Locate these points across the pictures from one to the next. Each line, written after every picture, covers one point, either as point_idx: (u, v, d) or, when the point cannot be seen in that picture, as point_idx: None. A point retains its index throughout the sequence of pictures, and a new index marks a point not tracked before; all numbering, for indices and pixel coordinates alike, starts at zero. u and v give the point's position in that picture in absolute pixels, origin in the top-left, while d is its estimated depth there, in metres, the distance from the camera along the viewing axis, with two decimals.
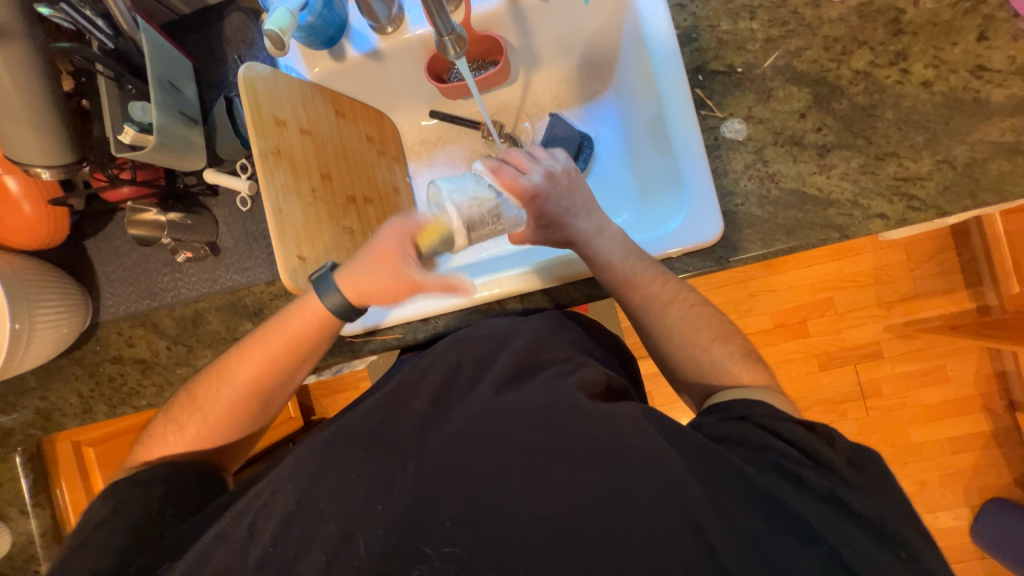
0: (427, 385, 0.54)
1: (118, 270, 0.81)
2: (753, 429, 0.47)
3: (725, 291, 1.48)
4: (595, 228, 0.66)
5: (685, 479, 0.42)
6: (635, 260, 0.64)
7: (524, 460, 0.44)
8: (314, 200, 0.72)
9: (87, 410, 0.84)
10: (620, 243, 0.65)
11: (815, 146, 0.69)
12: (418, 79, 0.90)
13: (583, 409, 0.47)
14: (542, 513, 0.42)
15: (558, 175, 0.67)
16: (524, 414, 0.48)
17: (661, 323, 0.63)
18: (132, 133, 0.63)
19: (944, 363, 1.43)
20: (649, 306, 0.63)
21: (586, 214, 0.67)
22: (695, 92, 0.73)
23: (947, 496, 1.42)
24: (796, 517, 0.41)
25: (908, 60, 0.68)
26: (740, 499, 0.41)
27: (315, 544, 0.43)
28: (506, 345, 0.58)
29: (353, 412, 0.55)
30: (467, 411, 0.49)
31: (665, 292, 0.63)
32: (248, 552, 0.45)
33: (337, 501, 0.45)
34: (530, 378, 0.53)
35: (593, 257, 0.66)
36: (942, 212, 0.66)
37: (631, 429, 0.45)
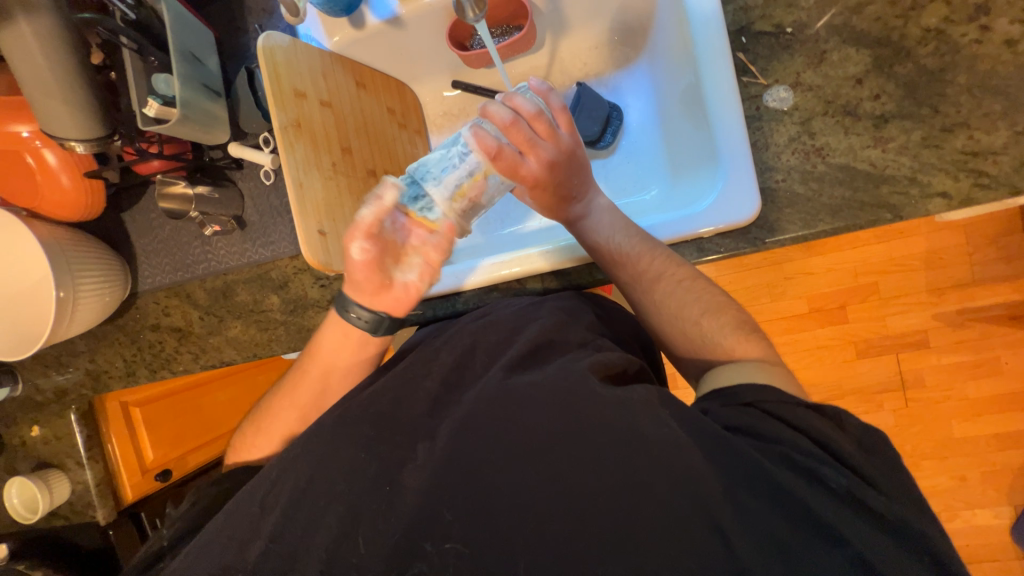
0: (440, 366, 0.54)
1: (152, 242, 0.84)
2: (763, 415, 0.45)
3: (759, 273, 1.40)
4: (584, 205, 0.65)
5: (696, 468, 0.40)
6: (621, 236, 0.62)
7: (533, 443, 0.44)
8: (334, 173, 0.71)
9: (130, 373, 0.90)
10: (607, 221, 0.64)
11: (870, 117, 0.63)
12: (439, 47, 0.87)
13: (601, 397, 0.45)
14: (551, 502, 0.41)
15: (561, 164, 0.59)
16: (536, 401, 0.46)
17: (657, 307, 0.60)
18: (156, 106, 0.62)
19: (1000, 354, 1.32)
20: (635, 284, 0.61)
21: (580, 191, 0.63)
22: (737, 57, 0.67)
23: (989, 493, 1.34)
24: (817, 520, 0.38)
25: (990, 15, 0.60)
26: (762, 499, 0.39)
27: (323, 522, 0.44)
28: (522, 328, 0.56)
29: (367, 385, 0.55)
30: (478, 395, 0.49)
31: (652, 269, 0.60)
32: (262, 521, 0.46)
33: (346, 478, 0.46)
34: (546, 363, 0.52)
35: (581, 236, 0.65)
36: (1016, 190, 0.59)
37: (649, 421, 0.44)
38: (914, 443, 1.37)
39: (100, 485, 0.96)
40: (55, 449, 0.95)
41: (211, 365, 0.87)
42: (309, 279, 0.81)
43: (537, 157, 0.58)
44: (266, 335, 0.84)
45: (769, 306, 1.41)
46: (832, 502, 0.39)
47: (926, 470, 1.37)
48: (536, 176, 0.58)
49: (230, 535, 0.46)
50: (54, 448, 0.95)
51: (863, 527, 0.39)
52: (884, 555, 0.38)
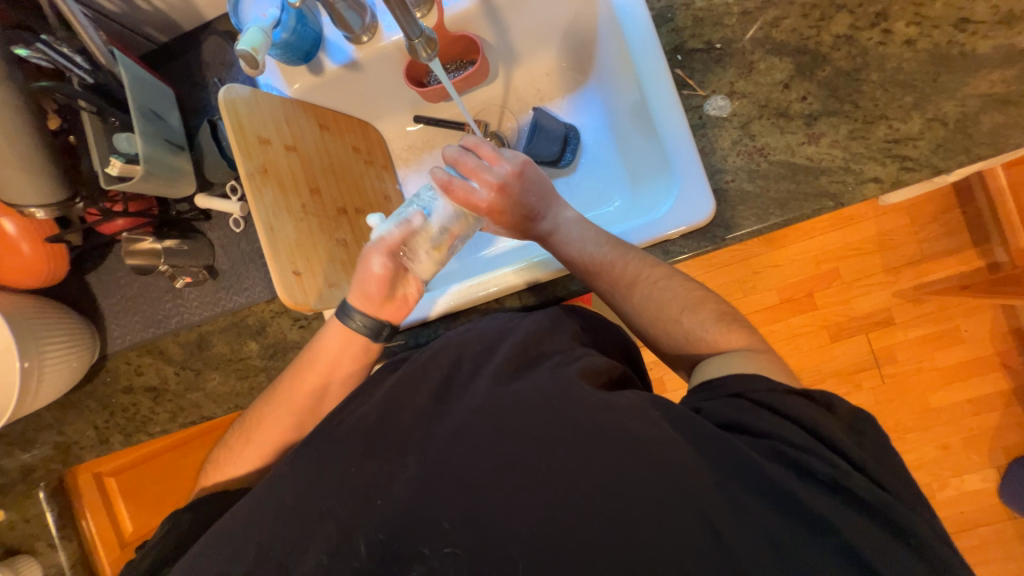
0: (427, 380, 0.53)
1: (120, 301, 0.83)
2: (751, 406, 0.46)
3: (728, 271, 1.46)
4: (550, 220, 0.67)
5: (685, 463, 0.42)
6: (591, 245, 0.64)
7: (528, 457, 0.44)
8: (305, 214, 0.72)
9: (103, 441, 0.86)
10: (579, 231, 0.66)
11: (801, 116, 0.68)
12: (398, 86, 0.90)
13: (585, 401, 0.46)
14: (549, 511, 0.41)
15: (512, 181, 0.64)
16: (524, 406, 0.47)
17: (652, 308, 0.61)
18: (119, 165, 0.63)
19: (957, 323, 1.41)
20: (615, 290, 0.62)
21: (540, 208, 0.67)
22: (676, 73, 0.73)
23: (972, 458, 1.40)
24: (802, 492, 0.40)
25: (889, 20, 0.67)
26: (750, 484, 0.41)
27: (315, 547, 0.44)
28: (504, 338, 0.56)
29: (351, 406, 0.55)
30: (469, 406, 0.49)
31: (629, 273, 0.62)
32: (257, 568, 0.45)
33: (343, 510, 0.45)
34: (531, 371, 0.52)
35: (555, 250, 0.67)
36: (937, 170, 0.65)
37: (633, 420, 0.45)
38: (894, 417, 1.43)
39: (76, 564, 0.94)
40: (22, 534, 0.90)
41: (190, 422, 0.84)
42: (288, 321, 0.81)
43: (482, 180, 0.64)
44: (246, 383, 0.82)
45: (741, 302, 1.47)
46: (813, 475, 0.41)
47: (911, 443, 1.42)
48: (491, 200, 0.63)
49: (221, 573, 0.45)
50: (20, 532, 0.89)
51: (839, 492, 0.41)
52: (866, 518, 0.40)
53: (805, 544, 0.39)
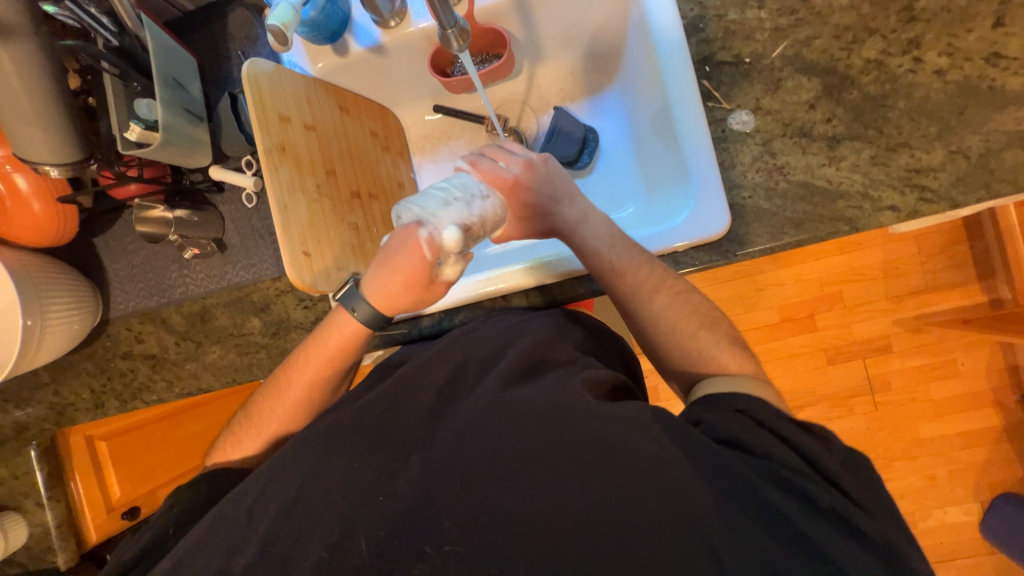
0: (431, 378, 0.53)
1: (126, 267, 0.82)
2: (752, 423, 0.47)
3: (732, 286, 1.47)
4: (576, 211, 0.65)
5: (686, 481, 0.41)
6: (620, 246, 0.62)
7: (528, 461, 0.44)
8: (319, 195, 0.72)
9: (99, 405, 0.86)
10: (603, 230, 0.64)
11: (824, 138, 0.68)
12: (421, 73, 0.89)
13: (590, 409, 0.46)
14: (546, 518, 0.41)
15: (537, 166, 0.64)
16: (528, 410, 0.47)
17: (661, 320, 0.60)
18: (138, 131, 0.62)
19: (956, 356, 1.41)
20: (636, 294, 0.61)
21: (568, 196, 0.65)
22: (702, 84, 0.72)
23: (957, 491, 1.41)
24: (801, 520, 0.40)
25: (921, 48, 0.66)
26: (749, 507, 0.40)
27: (315, 536, 0.44)
28: (510, 344, 0.56)
29: (357, 401, 0.55)
30: (474, 406, 0.49)
31: (652, 279, 0.61)
32: (251, 546, 0.45)
33: (340, 497, 0.45)
34: (537, 375, 0.52)
35: (578, 244, 0.64)
36: (954, 203, 0.65)
37: (638, 435, 0.44)
38: (884, 445, 1.43)
39: (62, 526, 0.93)
40: (11, 491, 0.90)
41: (187, 392, 0.84)
42: (292, 301, 0.81)
43: (512, 163, 0.64)
44: (246, 359, 0.82)
45: (743, 317, 1.47)
46: (813, 502, 0.41)
47: (898, 471, 1.43)
48: (516, 176, 0.62)
49: (221, 550, 0.46)
50: (10, 489, 0.89)
51: (836, 520, 0.41)
52: (862, 551, 0.40)
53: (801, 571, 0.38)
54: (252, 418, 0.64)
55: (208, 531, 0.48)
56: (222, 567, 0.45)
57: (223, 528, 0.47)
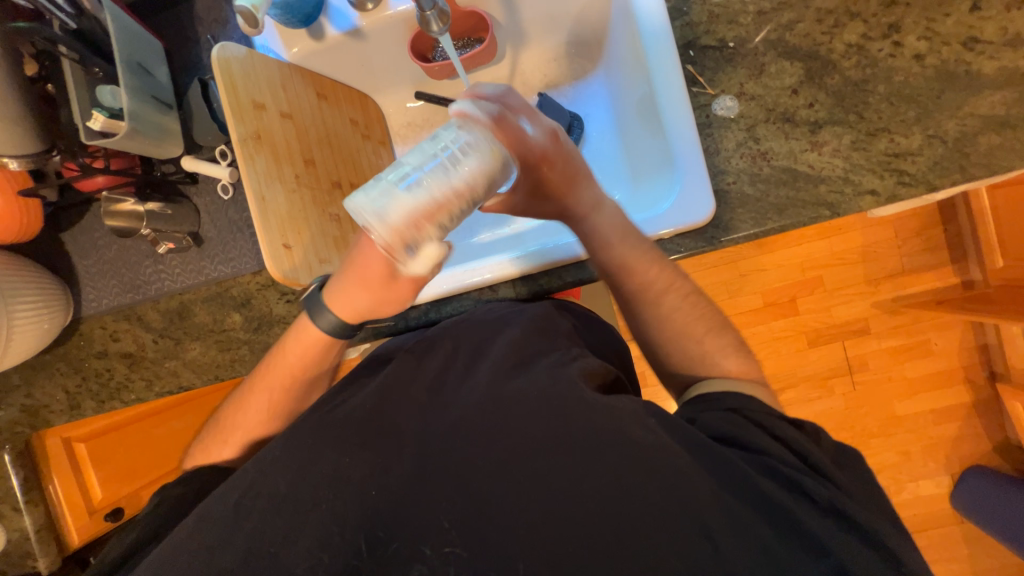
0: (423, 374, 0.53)
1: (97, 263, 0.79)
2: (745, 422, 0.47)
3: (715, 272, 1.49)
4: (593, 193, 0.61)
5: (681, 472, 0.42)
6: (629, 245, 0.61)
7: (522, 455, 0.44)
8: (298, 185, 0.70)
9: (75, 406, 0.83)
10: (615, 214, 0.61)
11: (806, 123, 0.68)
12: (402, 58, 0.87)
13: (583, 401, 0.46)
14: (544, 512, 0.41)
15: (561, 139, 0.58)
16: (521, 404, 0.47)
17: (647, 309, 0.61)
18: (102, 119, 0.60)
19: (929, 336, 1.46)
20: (643, 292, 0.61)
21: (584, 176, 0.60)
22: (687, 69, 0.72)
23: (929, 465, 1.47)
24: (791, 507, 0.41)
25: (900, 32, 0.67)
26: (741, 494, 0.41)
27: (307, 532, 0.43)
28: (501, 334, 0.56)
29: (347, 396, 0.54)
30: (466, 401, 0.48)
31: (662, 278, 0.61)
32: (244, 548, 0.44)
33: (333, 495, 0.45)
34: (528, 365, 0.51)
35: (589, 234, 0.62)
36: (931, 187, 0.66)
37: (632, 423, 0.45)
38: (861, 423, 1.48)
39: (41, 531, 0.91)
40: None
41: (167, 391, 0.82)
42: (274, 295, 0.79)
43: (538, 129, 0.56)
44: (228, 355, 0.80)
45: (726, 302, 1.49)
46: (799, 490, 0.42)
47: (875, 448, 1.48)
48: (542, 148, 0.55)
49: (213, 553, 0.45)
50: None
51: (825, 503, 0.41)
52: (851, 536, 0.40)
53: (795, 558, 0.39)
54: (239, 418, 0.62)
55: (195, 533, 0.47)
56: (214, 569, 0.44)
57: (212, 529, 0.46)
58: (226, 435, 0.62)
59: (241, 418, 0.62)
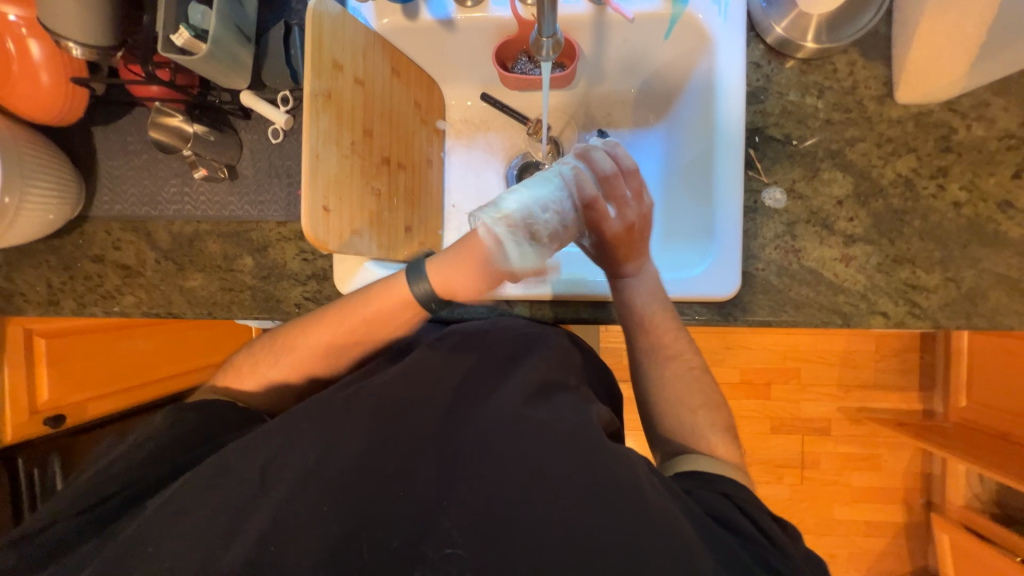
0: (443, 379, 0.54)
1: (123, 167, 0.77)
2: (738, 510, 0.48)
3: (705, 339, 1.53)
4: (637, 266, 0.66)
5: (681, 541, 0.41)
6: (657, 307, 0.65)
7: (528, 486, 0.44)
8: (352, 153, 0.69)
9: (53, 301, 0.80)
10: (650, 286, 0.66)
11: (842, 234, 0.72)
12: (480, 58, 0.88)
13: (598, 445, 0.46)
14: (540, 550, 0.41)
15: (637, 229, 0.65)
16: (533, 434, 0.47)
17: (656, 374, 0.64)
18: (187, 37, 0.60)
19: (882, 453, 1.52)
20: (651, 354, 0.65)
21: (638, 251, 0.66)
22: (748, 152, 0.75)
23: (850, 571, 1.53)
24: None
25: (947, 177, 0.71)
26: None
27: (304, 505, 0.44)
28: (526, 359, 0.57)
29: (373, 377, 0.55)
30: (486, 420, 0.49)
31: (674, 346, 0.64)
32: (228, 502, 0.45)
33: (336, 471, 0.45)
34: (548, 399, 0.51)
35: (619, 291, 0.67)
36: (936, 325, 0.70)
37: (643, 476, 0.44)
38: (800, 518, 1.53)
39: None
40: None
41: (154, 313, 0.79)
42: (292, 250, 0.78)
43: (621, 215, 0.64)
44: (228, 296, 0.78)
45: None
46: None
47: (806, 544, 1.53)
48: (615, 231, 0.64)
49: (197, 503, 0.45)
50: None
51: None
52: None
53: None
54: (269, 367, 0.64)
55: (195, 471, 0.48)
56: (199, 516, 0.44)
57: (216, 480, 0.47)
58: (255, 372, 0.64)
59: (276, 367, 0.64)
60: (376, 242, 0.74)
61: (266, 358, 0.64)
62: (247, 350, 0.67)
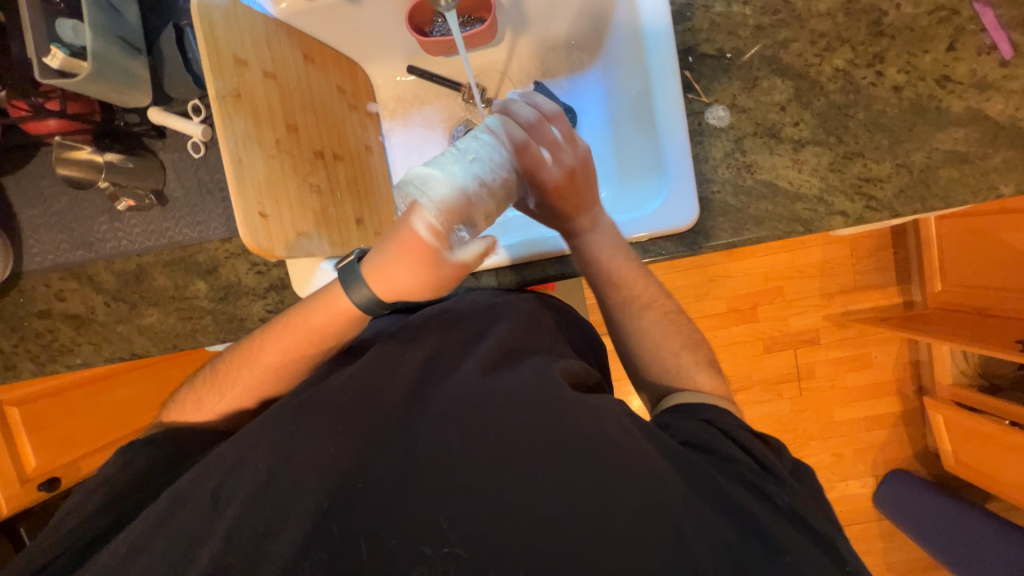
0: (411, 362, 0.52)
1: (44, 214, 0.73)
2: (718, 434, 0.50)
3: (686, 275, 1.54)
4: (590, 219, 0.64)
5: (655, 472, 0.43)
6: (620, 259, 0.64)
7: (505, 451, 0.44)
8: (279, 151, 0.66)
9: (9, 367, 0.76)
10: (610, 240, 0.65)
11: (791, 140, 0.71)
12: (397, 28, 0.83)
13: (567, 399, 0.47)
14: (520, 508, 0.42)
15: (579, 171, 0.61)
16: (507, 399, 0.47)
17: (634, 325, 0.64)
18: (62, 57, 0.56)
19: (870, 350, 1.57)
20: (624, 307, 0.65)
21: (588, 203, 0.63)
22: (684, 74, 0.73)
23: (859, 467, 1.60)
24: (751, 512, 0.43)
25: (883, 63, 0.70)
26: (713, 504, 0.43)
27: (292, 515, 0.43)
28: (490, 328, 0.56)
29: (332, 377, 0.54)
30: (453, 390, 0.49)
31: (645, 295, 0.64)
32: (216, 525, 0.44)
33: (318, 473, 0.45)
34: (514, 364, 0.51)
35: (581, 248, 0.66)
36: (894, 214, 0.70)
37: (610, 422, 0.46)
38: (804, 426, 1.59)
39: None
40: None
41: (117, 358, 0.77)
42: (244, 265, 0.75)
43: (558, 160, 0.59)
44: (189, 325, 0.76)
45: (694, 306, 1.55)
46: (759, 495, 0.44)
47: (813, 450, 1.59)
48: (556, 178, 0.59)
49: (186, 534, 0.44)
50: None
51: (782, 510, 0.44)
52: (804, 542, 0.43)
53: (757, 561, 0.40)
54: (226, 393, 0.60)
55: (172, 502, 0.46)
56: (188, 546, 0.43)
57: (187, 513, 0.46)
58: (214, 402, 0.60)
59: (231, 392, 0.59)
60: (327, 240, 0.72)
61: (218, 388, 0.60)
62: (203, 377, 0.63)
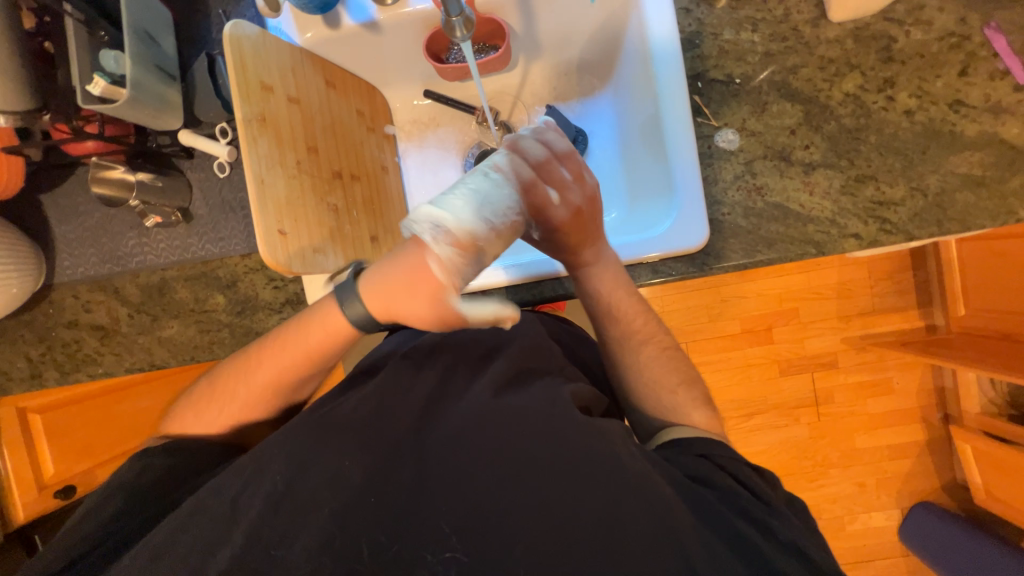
0: (420, 380, 0.53)
1: (77, 229, 0.76)
2: (719, 468, 0.49)
3: (699, 295, 1.53)
4: (594, 252, 0.63)
5: (665, 499, 0.43)
6: (620, 293, 0.64)
7: (513, 472, 0.44)
8: (299, 172, 0.68)
9: (36, 375, 0.79)
10: (611, 273, 0.64)
11: (801, 163, 0.71)
12: (415, 55, 0.87)
13: (578, 422, 0.47)
14: (529, 533, 0.42)
15: (585, 213, 0.60)
16: (516, 419, 0.47)
17: (632, 360, 0.63)
18: (102, 84, 0.60)
19: (891, 375, 1.53)
20: (624, 341, 0.64)
21: (592, 237, 0.62)
22: (694, 99, 0.74)
23: (882, 498, 1.53)
24: (759, 543, 0.42)
25: (894, 88, 0.71)
26: (719, 534, 0.43)
27: (306, 530, 0.43)
28: (502, 349, 0.57)
29: (347, 394, 0.54)
30: (464, 411, 0.49)
31: (645, 330, 0.64)
32: (225, 539, 0.45)
33: (325, 489, 0.45)
34: (525, 386, 0.52)
35: (581, 280, 0.65)
36: (909, 237, 0.70)
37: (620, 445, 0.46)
38: (823, 453, 1.54)
39: None
40: None
41: (138, 368, 0.79)
42: (262, 279, 0.77)
43: (566, 200, 0.59)
44: (207, 337, 0.78)
45: (706, 326, 1.53)
46: (767, 526, 0.44)
47: (834, 478, 1.54)
48: (563, 218, 0.58)
49: (195, 548, 0.45)
50: None
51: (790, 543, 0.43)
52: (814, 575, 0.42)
53: None
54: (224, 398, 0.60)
55: (183, 514, 0.47)
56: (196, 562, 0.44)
57: (197, 524, 0.46)
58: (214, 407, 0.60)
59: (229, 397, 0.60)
60: (342, 256, 0.74)
61: (214, 391, 0.60)
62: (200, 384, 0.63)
